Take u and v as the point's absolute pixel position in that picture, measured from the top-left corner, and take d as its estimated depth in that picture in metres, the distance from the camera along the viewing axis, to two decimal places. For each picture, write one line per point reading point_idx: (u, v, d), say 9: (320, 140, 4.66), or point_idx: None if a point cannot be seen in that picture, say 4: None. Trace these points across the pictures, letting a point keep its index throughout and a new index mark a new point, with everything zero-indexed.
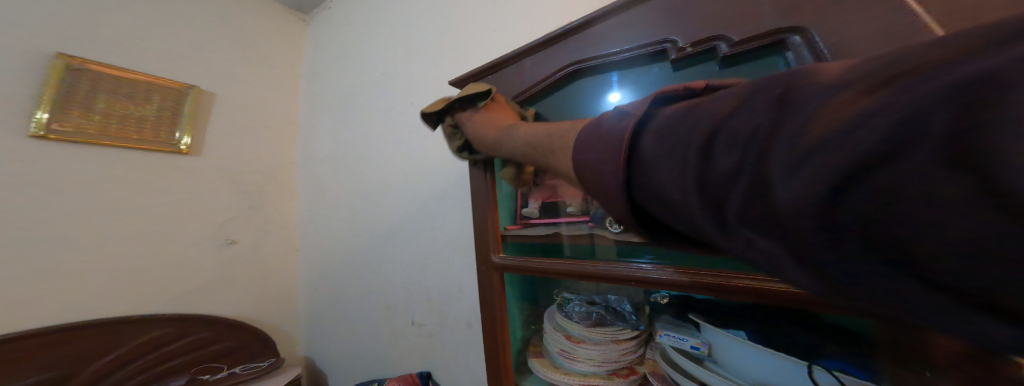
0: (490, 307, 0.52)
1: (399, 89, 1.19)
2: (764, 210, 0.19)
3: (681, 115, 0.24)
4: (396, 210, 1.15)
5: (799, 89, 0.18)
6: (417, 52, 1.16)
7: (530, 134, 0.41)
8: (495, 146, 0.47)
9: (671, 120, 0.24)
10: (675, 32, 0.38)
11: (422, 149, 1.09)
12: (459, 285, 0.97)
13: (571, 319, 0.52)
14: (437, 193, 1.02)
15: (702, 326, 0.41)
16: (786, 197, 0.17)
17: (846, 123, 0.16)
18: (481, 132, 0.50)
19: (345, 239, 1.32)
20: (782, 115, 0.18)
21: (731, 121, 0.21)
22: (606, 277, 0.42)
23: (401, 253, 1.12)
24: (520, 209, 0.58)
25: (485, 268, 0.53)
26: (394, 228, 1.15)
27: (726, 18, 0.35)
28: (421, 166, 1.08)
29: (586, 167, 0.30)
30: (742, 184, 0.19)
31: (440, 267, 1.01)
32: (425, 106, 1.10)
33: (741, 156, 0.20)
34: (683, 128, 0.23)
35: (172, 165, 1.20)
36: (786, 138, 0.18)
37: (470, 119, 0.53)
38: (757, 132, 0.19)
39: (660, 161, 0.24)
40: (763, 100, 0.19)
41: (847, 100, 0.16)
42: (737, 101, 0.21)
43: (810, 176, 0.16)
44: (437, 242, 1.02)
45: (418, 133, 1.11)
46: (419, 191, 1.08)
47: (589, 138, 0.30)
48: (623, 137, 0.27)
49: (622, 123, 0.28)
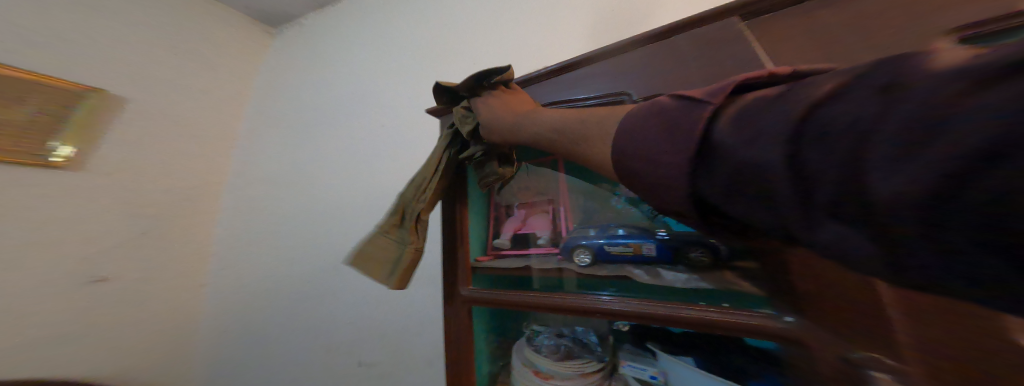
0: (454, 344, 0.49)
1: (369, 110, 1.17)
2: (862, 217, 0.14)
3: (761, 102, 0.18)
4: (349, 240, 1.06)
5: (915, 69, 0.12)
6: (387, 83, 1.17)
7: (549, 122, 0.35)
8: (507, 126, 0.40)
9: (740, 109, 0.19)
10: (631, 86, 0.43)
11: (386, 177, 1.05)
12: (415, 321, 0.90)
13: (540, 353, 0.50)
14: None
15: (659, 354, 0.42)
16: (874, 201, 0.13)
17: (950, 110, 0.11)
18: (495, 118, 0.42)
19: (280, 273, 1.16)
20: (888, 99, 0.13)
21: (828, 108, 0.15)
22: (574, 310, 0.40)
23: (349, 287, 1.02)
24: (492, 240, 0.54)
25: (452, 301, 0.50)
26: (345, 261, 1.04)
27: (672, 80, 0.40)
28: (386, 188, 1.04)
29: (627, 157, 0.24)
30: (825, 184, 0.14)
31: (395, 304, 0.93)
32: (390, 136, 1.09)
33: (829, 159, 0.14)
34: (763, 119, 0.17)
35: (38, 180, 0.97)
36: (881, 132, 0.13)
37: (484, 101, 0.45)
38: (858, 125, 0.13)
39: (729, 153, 0.18)
40: (867, 84, 0.13)
41: (954, 80, 0.11)
42: (845, 82, 0.15)
43: (895, 179, 0.12)
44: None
45: (381, 161, 1.08)
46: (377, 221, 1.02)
47: (631, 124, 0.24)
48: (673, 122, 0.21)
49: (675, 107, 0.22)
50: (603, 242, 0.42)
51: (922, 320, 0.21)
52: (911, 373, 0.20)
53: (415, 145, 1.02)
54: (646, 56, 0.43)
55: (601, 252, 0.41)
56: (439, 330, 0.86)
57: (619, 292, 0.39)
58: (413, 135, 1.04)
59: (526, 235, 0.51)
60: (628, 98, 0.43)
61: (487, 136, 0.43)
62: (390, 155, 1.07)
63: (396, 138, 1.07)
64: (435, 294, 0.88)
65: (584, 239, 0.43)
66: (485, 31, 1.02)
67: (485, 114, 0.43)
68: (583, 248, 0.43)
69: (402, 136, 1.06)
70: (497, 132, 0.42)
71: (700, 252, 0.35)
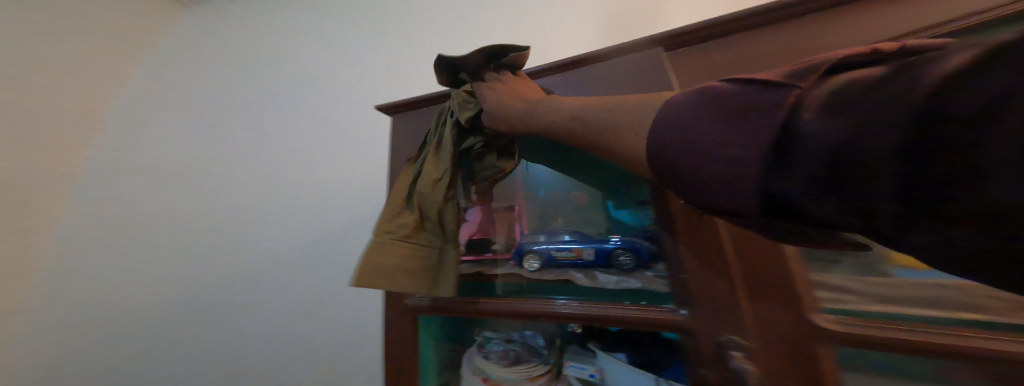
0: (396, 359, 0.46)
1: (310, 100, 1.00)
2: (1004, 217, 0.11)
3: (862, 86, 0.14)
4: (263, 243, 0.87)
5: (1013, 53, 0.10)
6: (331, 67, 1.04)
7: (562, 111, 0.32)
8: (520, 120, 0.36)
9: (835, 96, 0.15)
10: None
11: (319, 170, 0.91)
12: (350, 331, 0.81)
13: (488, 360, 0.48)
14: (342, 221, 0.87)
15: (597, 353, 0.42)
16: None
17: None
18: (506, 103, 0.37)
19: (119, 295, 0.81)
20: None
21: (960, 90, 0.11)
22: (515, 315, 0.41)
23: (265, 298, 0.85)
24: None
25: (395, 311, 0.47)
26: (257, 267, 0.86)
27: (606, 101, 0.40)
28: (323, 189, 0.90)
29: (673, 153, 0.20)
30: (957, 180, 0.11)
31: (326, 314, 0.82)
32: (328, 125, 0.96)
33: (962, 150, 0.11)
34: (871, 107, 0.13)
35: None
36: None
37: (491, 88, 0.40)
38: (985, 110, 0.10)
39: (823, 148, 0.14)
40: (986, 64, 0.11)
41: None
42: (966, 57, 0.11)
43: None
44: (327, 280, 0.84)
45: (314, 152, 0.93)
46: (306, 220, 0.88)
47: (680, 112, 0.20)
48: (745, 112, 0.17)
49: (741, 93, 0.18)
50: (551, 247, 0.43)
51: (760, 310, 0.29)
52: (752, 346, 0.29)
53: (365, 145, 0.92)
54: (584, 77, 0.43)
55: (548, 258, 0.43)
56: (378, 344, 0.79)
57: (565, 296, 0.41)
58: (364, 134, 0.94)
59: (484, 240, 0.49)
60: None
61: (491, 125, 0.39)
62: (327, 144, 0.94)
63: (337, 128, 0.95)
64: (374, 299, 0.81)
65: (536, 245, 0.44)
66: (451, 37, 0.99)
67: (494, 97, 0.38)
68: (533, 254, 0.44)
69: (350, 133, 0.94)
70: (506, 126, 0.37)
71: (627, 256, 0.39)
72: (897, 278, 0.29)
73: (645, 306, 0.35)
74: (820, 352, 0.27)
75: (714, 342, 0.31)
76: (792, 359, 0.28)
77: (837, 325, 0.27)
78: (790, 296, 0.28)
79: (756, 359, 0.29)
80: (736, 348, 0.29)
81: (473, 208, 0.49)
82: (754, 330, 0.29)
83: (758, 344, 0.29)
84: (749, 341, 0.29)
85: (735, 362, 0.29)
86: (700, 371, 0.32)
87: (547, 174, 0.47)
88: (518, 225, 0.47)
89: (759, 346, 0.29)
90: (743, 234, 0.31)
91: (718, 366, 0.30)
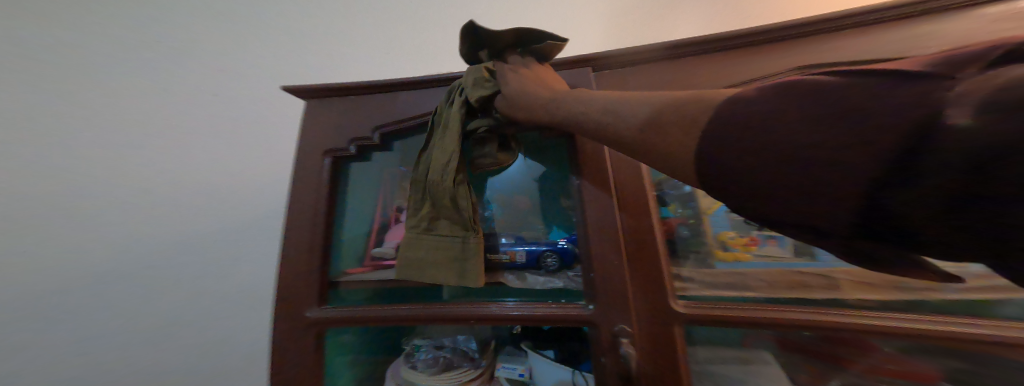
0: (291, 380, 0.38)
1: (183, 52, 0.73)
2: None
3: None
4: (81, 246, 0.60)
5: None
6: (199, 10, 0.76)
7: (591, 109, 0.27)
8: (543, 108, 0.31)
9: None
10: None
11: (172, 154, 0.67)
12: (227, 360, 0.65)
13: (414, 370, 0.44)
14: (221, 218, 0.67)
15: (529, 352, 0.43)
16: None
17: None
18: (530, 89, 0.32)
19: None
20: None
21: None
22: (426, 318, 0.37)
23: (62, 331, 0.58)
24: (373, 248, 0.44)
25: (290, 324, 0.38)
26: (46, 287, 0.58)
27: None
28: (195, 174, 0.67)
29: (763, 159, 0.15)
30: None
31: (185, 343, 0.64)
32: (195, 93, 0.71)
33: None
34: None
35: None
36: None
37: (514, 71, 0.35)
38: None
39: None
40: None
41: None
42: None
43: None
44: (186, 298, 0.65)
45: (165, 126, 0.68)
46: (143, 222, 0.64)
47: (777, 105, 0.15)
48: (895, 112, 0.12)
49: (882, 85, 0.13)
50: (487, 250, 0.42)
51: (642, 300, 0.34)
52: (634, 332, 0.33)
53: (268, 123, 0.72)
54: None
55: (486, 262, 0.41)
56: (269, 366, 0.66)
57: (494, 298, 0.40)
58: (267, 109, 0.73)
59: None
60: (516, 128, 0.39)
61: (506, 111, 0.34)
62: (188, 119, 0.69)
63: (208, 99, 0.71)
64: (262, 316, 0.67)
65: None
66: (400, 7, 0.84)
67: (519, 81, 0.34)
68: None
69: (246, 106, 0.72)
70: (524, 115, 0.33)
71: (554, 259, 0.39)
72: (716, 268, 0.35)
73: (561, 303, 0.37)
74: (675, 332, 0.33)
75: (610, 332, 0.34)
76: (661, 341, 0.33)
77: (688, 310, 0.33)
78: (658, 286, 0.33)
79: (637, 342, 0.33)
80: (627, 335, 0.33)
81: None
82: (639, 318, 0.34)
83: (639, 329, 0.33)
84: (632, 328, 0.33)
85: (623, 348, 0.33)
86: (602, 360, 0.34)
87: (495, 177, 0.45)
88: None
89: (639, 332, 0.33)
90: (636, 239, 0.35)
91: (612, 353, 0.34)
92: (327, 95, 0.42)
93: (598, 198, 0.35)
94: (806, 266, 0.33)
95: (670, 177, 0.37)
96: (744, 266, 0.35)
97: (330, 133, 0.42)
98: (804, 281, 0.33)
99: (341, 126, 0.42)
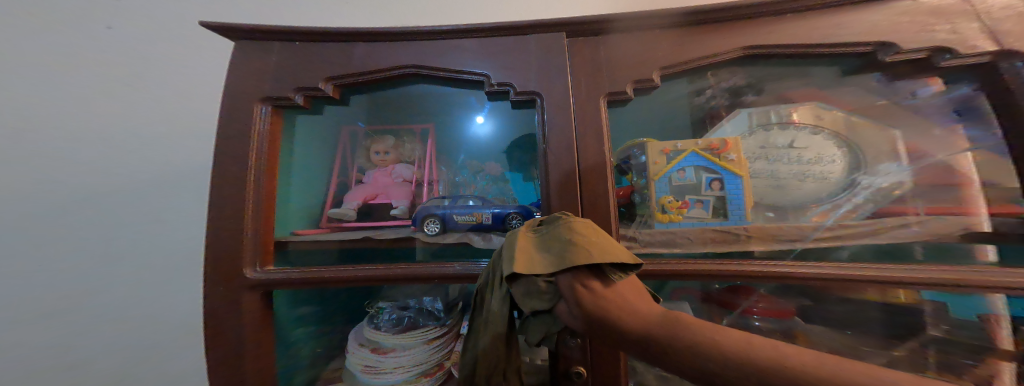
0: (233, 345, 0.34)
1: None
2: None
3: None
4: None
5: None
6: None
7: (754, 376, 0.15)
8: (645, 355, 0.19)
9: None
10: (491, 67, 0.37)
11: (31, 81, 0.50)
12: (143, 339, 0.54)
13: (378, 329, 0.43)
14: (116, 176, 0.53)
15: None
16: None
17: None
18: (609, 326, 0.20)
19: None
20: None
21: None
22: (385, 279, 0.35)
23: None
24: (331, 209, 0.43)
25: (227, 287, 0.34)
26: None
27: (526, 73, 0.36)
28: (69, 115, 0.51)
29: None
30: None
31: (79, 319, 0.51)
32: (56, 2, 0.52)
33: None
34: None
35: None
36: None
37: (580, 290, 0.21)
38: None
39: None
40: None
41: None
42: None
43: None
44: (76, 267, 0.51)
45: (8, 44, 0.49)
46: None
47: None
48: None
49: None
50: (454, 211, 0.41)
51: None
52: None
53: (177, 59, 0.57)
54: (511, 40, 0.37)
55: (451, 222, 0.40)
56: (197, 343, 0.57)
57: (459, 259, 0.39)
58: (174, 40, 0.57)
59: (381, 205, 0.44)
60: (486, 81, 0.37)
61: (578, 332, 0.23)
62: (53, 37, 0.51)
63: (84, 16, 0.53)
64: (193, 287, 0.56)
65: (439, 209, 0.41)
66: None
67: (599, 299, 0.21)
68: (435, 218, 0.41)
69: (142, 33, 0.56)
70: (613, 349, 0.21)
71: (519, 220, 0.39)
72: (656, 229, 0.37)
73: None
74: None
75: None
76: None
77: None
78: None
79: None
80: None
81: (376, 169, 0.45)
82: None
83: None
84: None
85: None
86: None
87: (467, 141, 0.46)
88: (428, 191, 0.44)
89: None
90: (590, 201, 0.34)
91: None
92: (268, 35, 0.36)
93: (561, 156, 0.35)
94: (726, 225, 0.37)
95: (629, 146, 0.41)
96: (677, 225, 0.38)
97: (266, 78, 0.36)
98: (730, 236, 0.36)
99: (280, 72, 0.36)
